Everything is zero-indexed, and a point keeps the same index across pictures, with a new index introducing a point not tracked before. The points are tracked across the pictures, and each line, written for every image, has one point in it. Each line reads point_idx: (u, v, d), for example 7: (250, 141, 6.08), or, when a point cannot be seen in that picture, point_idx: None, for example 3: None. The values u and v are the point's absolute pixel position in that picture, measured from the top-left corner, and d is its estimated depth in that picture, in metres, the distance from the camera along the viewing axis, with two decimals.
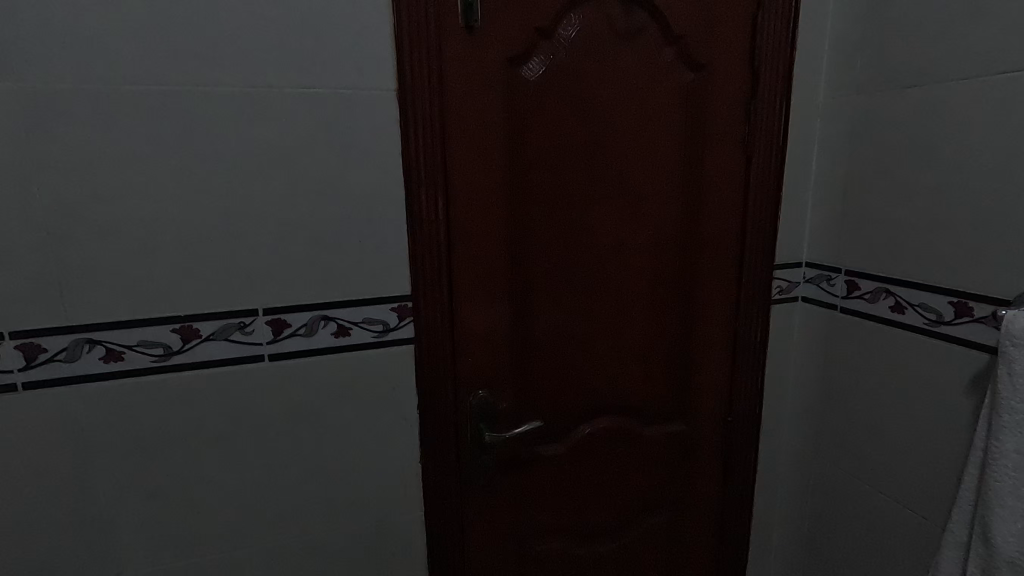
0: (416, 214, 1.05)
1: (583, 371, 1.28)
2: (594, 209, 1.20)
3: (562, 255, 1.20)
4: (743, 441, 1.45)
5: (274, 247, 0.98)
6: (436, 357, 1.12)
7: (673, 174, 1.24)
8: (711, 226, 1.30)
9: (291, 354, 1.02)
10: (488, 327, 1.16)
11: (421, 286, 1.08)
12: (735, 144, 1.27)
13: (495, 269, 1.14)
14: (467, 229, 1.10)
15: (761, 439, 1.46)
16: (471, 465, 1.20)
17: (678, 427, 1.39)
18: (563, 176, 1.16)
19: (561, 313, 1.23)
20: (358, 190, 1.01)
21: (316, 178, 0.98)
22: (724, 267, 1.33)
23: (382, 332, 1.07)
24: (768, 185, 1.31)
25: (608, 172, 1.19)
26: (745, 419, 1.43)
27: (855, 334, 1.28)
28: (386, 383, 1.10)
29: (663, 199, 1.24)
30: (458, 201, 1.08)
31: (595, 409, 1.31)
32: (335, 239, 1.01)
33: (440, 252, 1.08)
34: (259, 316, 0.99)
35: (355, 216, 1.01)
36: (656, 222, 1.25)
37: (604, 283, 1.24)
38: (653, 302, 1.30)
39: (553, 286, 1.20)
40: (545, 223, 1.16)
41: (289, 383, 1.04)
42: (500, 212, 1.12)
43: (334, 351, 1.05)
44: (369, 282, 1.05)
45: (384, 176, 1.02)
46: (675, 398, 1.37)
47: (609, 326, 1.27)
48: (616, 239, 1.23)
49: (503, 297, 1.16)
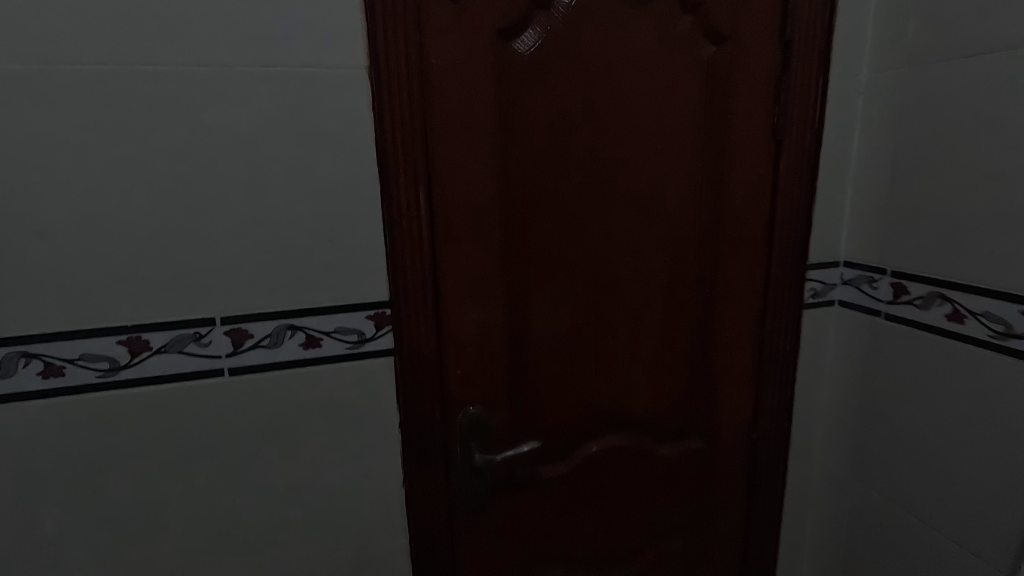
0: (395, 210, 0.93)
1: (590, 384, 1.14)
2: (601, 203, 1.06)
3: (565, 255, 1.06)
4: (770, 459, 1.29)
5: (232, 250, 0.86)
6: (421, 371, 1.00)
7: (691, 162, 1.09)
8: (735, 222, 1.14)
9: (254, 367, 0.91)
10: (480, 338, 1.04)
11: (402, 292, 0.96)
12: (762, 126, 1.11)
13: (487, 273, 1.01)
14: (454, 227, 0.97)
15: (790, 458, 1.31)
16: (462, 488, 1.08)
17: (697, 445, 1.25)
18: (565, 167, 1.02)
19: (564, 321, 1.10)
20: (327, 183, 0.88)
21: (277, 170, 0.86)
22: (750, 266, 1.18)
23: (357, 342, 0.95)
24: (801, 173, 1.15)
25: (616, 161, 1.05)
26: (772, 436, 1.28)
27: (902, 345, 1.11)
28: (363, 399, 0.98)
29: (680, 192, 1.10)
30: (445, 196, 0.95)
31: (603, 426, 1.18)
32: (302, 240, 0.89)
33: (424, 254, 0.96)
34: (216, 326, 0.88)
35: (324, 212, 0.89)
36: (671, 218, 1.11)
37: (613, 287, 1.11)
38: (669, 308, 1.15)
39: (554, 291, 1.07)
40: (544, 219, 1.03)
41: (254, 399, 0.93)
42: (493, 207, 0.99)
43: (303, 365, 0.94)
44: (342, 287, 0.93)
45: (357, 167, 0.90)
46: (693, 412, 1.23)
47: (618, 335, 1.14)
48: (626, 237, 1.09)
49: (497, 303, 1.03)
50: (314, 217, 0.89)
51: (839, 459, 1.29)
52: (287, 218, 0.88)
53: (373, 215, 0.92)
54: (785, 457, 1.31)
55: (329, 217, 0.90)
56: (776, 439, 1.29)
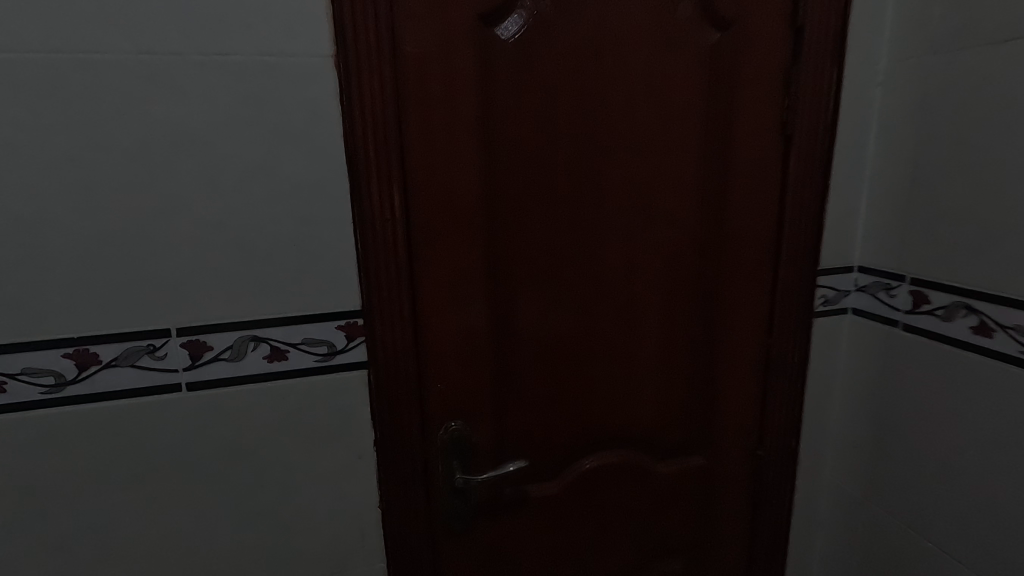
0: (366, 211, 0.86)
1: (581, 398, 1.07)
2: (594, 203, 0.98)
3: (554, 260, 0.99)
4: (776, 477, 1.21)
5: (188, 255, 0.79)
6: (398, 385, 0.93)
7: (692, 159, 1.01)
8: (740, 224, 1.06)
9: (215, 381, 0.85)
10: (462, 349, 0.96)
11: (376, 300, 0.89)
12: (770, 120, 1.02)
13: (469, 280, 0.94)
14: (432, 231, 0.90)
15: (799, 476, 1.23)
16: (444, 509, 1.01)
17: (698, 462, 1.17)
18: (554, 164, 0.94)
19: (555, 331, 1.02)
20: (291, 183, 0.81)
21: (236, 168, 0.79)
22: (755, 272, 1.09)
23: (326, 354, 0.89)
24: (812, 171, 1.06)
25: (610, 157, 0.97)
26: (778, 453, 1.20)
27: (920, 358, 1.03)
28: (334, 415, 0.91)
29: (680, 191, 1.02)
30: (421, 196, 0.88)
31: (597, 442, 1.10)
32: (265, 244, 0.82)
33: (398, 258, 0.89)
34: (172, 338, 0.81)
35: (288, 214, 0.82)
36: (670, 219, 1.02)
37: (607, 294, 1.03)
38: (668, 316, 1.07)
39: (543, 298, 1.00)
40: (531, 220, 0.96)
41: (215, 416, 0.86)
42: (476, 208, 0.92)
43: (268, 379, 0.87)
44: (309, 296, 0.86)
45: (324, 165, 0.82)
46: (694, 427, 1.15)
47: (613, 346, 1.06)
48: (621, 239, 1.01)
49: (481, 311, 0.96)
50: (278, 220, 0.82)
51: (852, 477, 1.20)
52: (247, 221, 0.81)
53: (342, 217, 0.85)
54: (794, 475, 1.22)
55: (294, 219, 0.83)
56: (784, 456, 1.20)
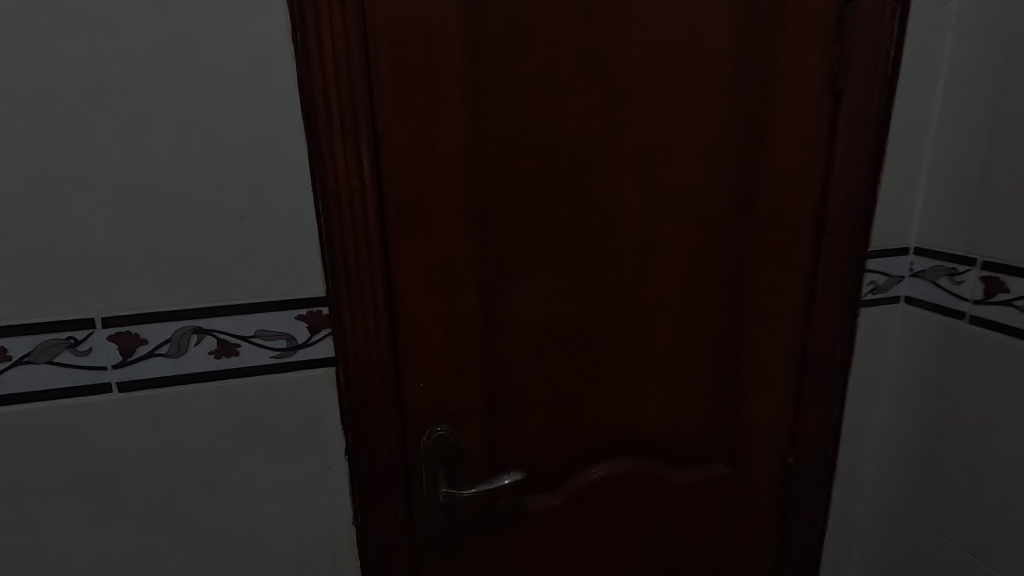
0: (329, 178, 0.72)
1: (587, 399, 0.93)
2: (603, 170, 0.83)
3: (557, 239, 0.84)
4: (810, 488, 1.07)
5: (112, 230, 0.66)
6: (371, 385, 0.80)
7: (720, 119, 0.85)
8: (777, 197, 0.90)
9: (152, 381, 0.72)
10: (448, 342, 0.83)
11: (343, 285, 0.75)
12: (818, 70, 0.86)
13: (456, 261, 0.80)
14: (409, 203, 0.76)
15: (835, 487, 1.08)
16: (428, 524, 0.89)
17: (721, 472, 1.03)
18: (555, 123, 0.80)
19: (557, 322, 0.87)
20: (236, 144, 0.68)
21: (167, 124, 0.65)
22: (792, 255, 0.94)
23: (285, 350, 0.75)
24: (865, 133, 0.89)
25: (622, 116, 0.82)
26: (813, 461, 1.05)
27: (988, 355, 0.87)
28: (297, 420, 0.78)
29: (705, 157, 0.86)
30: (396, 161, 0.74)
31: (606, 448, 0.96)
32: (205, 217, 0.69)
33: (369, 236, 0.75)
34: (97, 330, 0.68)
35: (233, 181, 0.69)
36: (693, 190, 0.87)
37: (618, 279, 0.88)
38: (690, 304, 0.92)
39: (544, 285, 0.85)
40: (530, 190, 0.81)
41: (155, 421, 0.73)
42: (462, 175, 0.77)
43: (217, 378, 0.74)
44: (263, 280, 0.72)
45: (275, 123, 0.68)
46: (717, 432, 1.01)
47: (625, 339, 0.91)
48: (634, 214, 0.86)
49: (469, 298, 0.82)
50: (221, 189, 0.68)
51: (898, 490, 1.05)
52: (184, 191, 0.67)
53: (300, 185, 0.71)
54: (829, 486, 1.07)
55: (241, 188, 0.69)
56: (818, 464, 1.06)
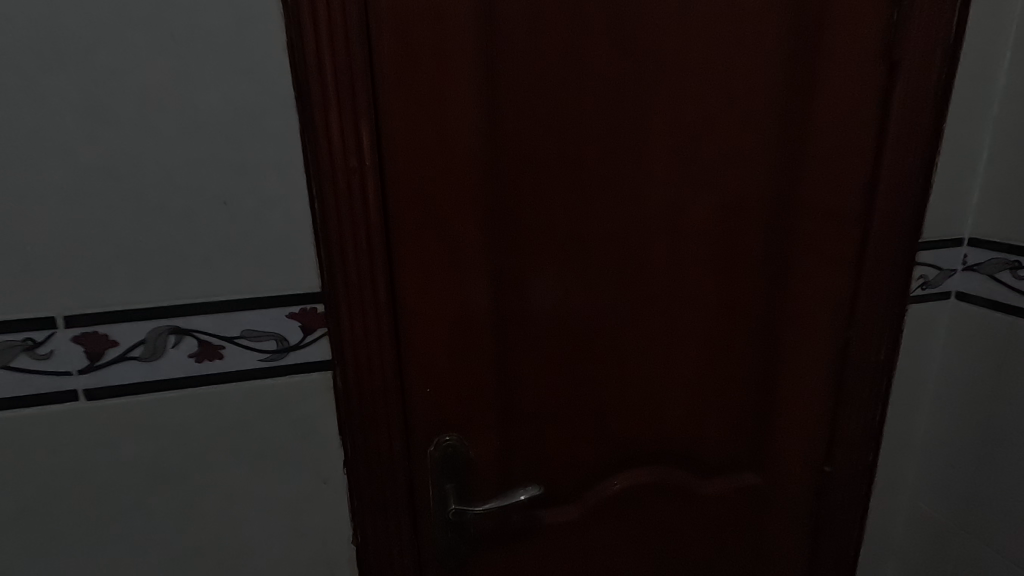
0: (324, 158, 0.63)
1: (609, 404, 0.85)
2: (629, 152, 0.75)
3: (578, 228, 0.76)
4: (846, 499, 0.99)
5: (74, 215, 0.58)
6: (372, 391, 0.72)
7: (761, 94, 0.76)
8: (821, 182, 0.82)
9: (124, 388, 0.64)
10: (457, 342, 0.75)
11: (341, 280, 0.67)
12: (870, 40, 0.77)
13: (465, 253, 0.72)
14: (414, 187, 0.68)
15: (873, 497, 1.00)
16: (435, 541, 0.81)
17: (752, 482, 0.94)
18: (578, 99, 0.71)
19: (578, 320, 0.79)
20: (215, 117, 0.59)
21: (136, 93, 0.56)
22: (835, 247, 0.85)
23: (274, 353, 0.67)
24: (922, 110, 0.80)
25: (651, 91, 0.73)
26: (850, 470, 0.97)
27: None
28: (290, 431, 0.70)
29: (743, 138, 0.77)
30: (399, 140, 0.66)
31: (629, 457, 0.88)
32: (182, 202, 0.60)
33: (370, 224, 0.67)
34: (59, 330, 0.60)
35: (213, 160, 0.60)
36: (729, 175, 0.78)
37: (645, 273, 0.80)
38: (723, 301, 0.84)
39: (564, 279, 0.77)
40: (548, 174, 0.73)
41: (129, 432, 0.65)
42: (474, 156, 0.69)
43: (198, 384, 0.66)
44: (248, 274, 0.64)
45: (261, 92, 0.60)
46: (749, 439, 0.92)
47: (652, 339, 0.83)
48: (664, 201, 0.78)
49: (481, 294, 0.74)
50: (199, 169, 0.60)
51: (945, 502, 0.96)
52: (156, 171, 0.59)
53: (289, 166, 0.62)
54: (866, 497, 0.99)
55: (222, 168, 0.60)
56: (857, 474, 0.98)
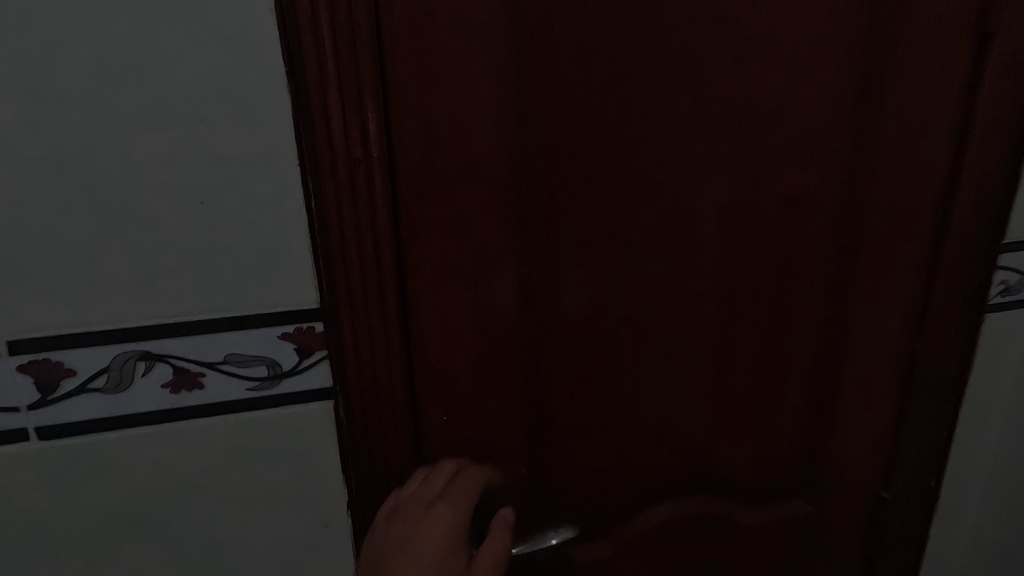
0: (321, 148, 0.52)
1: (649, 428, 0.75)
2: (681, 142, 0.64)
3: (618, 228, 0.65)
4: (906, 529, 0.88)
5: (20, 218, 0.48)
6: (380, 422, 0.61)
7: (831, 73, 0.66)
8: (895, 175, 0.71)
9: (84, 425, 0.54)
10: (480, 362, 0.65)
11: (345, 293, 0.56)
12: (960, 9, 0.66)
13: (490, 261, 0.62)
14: (431, 184, 0.58)
15: (933, 525, 0.90)
16: None
17: (802, 511, 0.85)
18: (623, 79, 0.61)
19: (617, 335, 0.69)
20: (187, 98, 0.48)
21: (89, 68, 0.46)
22: (907, 249, 0.75)
23: (264, 380, 0.57)
24: (1015, 92, 0.70)
25: (708, 69, 0.62)
26: (912, 498, 0.87)
27: None
28: (283, 470, 0.60)
29: (810, 125, 0.67)
30: (413, 126, 0.56)
31: (669, 485, 0.79)
32: (148, 202, 0.50)
33: (377, 228, 0.56)
34: (3, 359, 0.50)
35: (185, 151, 0.49)
36: (792, 168, 0.68)
37: (695, 281, 0.70)
38: (779, 312, 0.74)
39: (602, 289, 0.67)
40: (587, 168, 0.63)
41: (92, 476, 0.55)
42: (501, 146, 0.59)
43: (174, 419, 0.55)
44: (231, 288, 0.53)
45: (242, 65, 0.49)
46: (800, 464, 0.83)
47: (700, 355, 0.73)
48: (717, 199, 0.67)
49: (507, 306, 0.64)
50: (169, 162, 0.49)
51: None
52: (117, 164, 0.48)
53: (279, 157, 0.51)
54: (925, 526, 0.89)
55: (197, 160, 0.50)
56: (919, 502, 0.87)
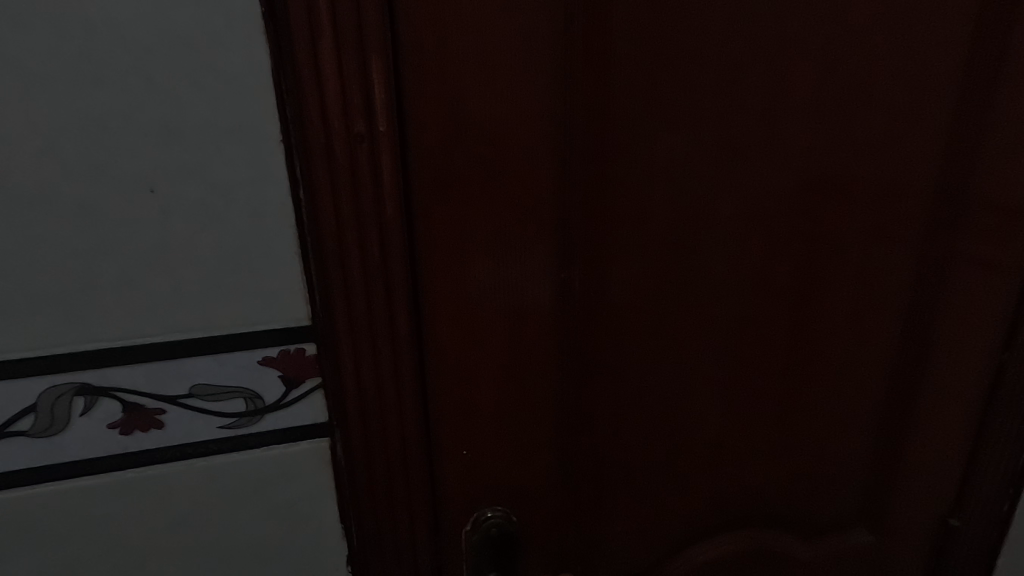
0: (312, 119, 0.40)
1: (701, 455, 0.64)
2: (762, 117, 0.52)
3: (678, 223, 0.54)
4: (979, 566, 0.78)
5: None
6: (386, 463, 0.50)
7: (940, 34, 0.54)
8: (1006, 161, 0.59)
9: (13, 474, 0.43)
10: (511, 384, 0.54)
11: (342, 310, 0.44)
12: None
13: (526, 264, 0.50)
14: (455, 168, 0.46)
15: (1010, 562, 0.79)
16: None
17: (860, 542, 0.75)
18: (695, 36, 0.48)
19: (671, 350, 0.58)
20: (126, 53, 0.36)
21: None
22: (1008, 251, 0.63)
23: (240, 417, 0.46)
24: None
25: (799, 26, 0.50)
26: (990, 534, 0.76)
27: None
28: (269, 523, 0.49)
29: (910, 99, 0.55)
30: (433, 94, 0.44)
31: (717, 519, 0.68)
32: (79, 193, 0.38)
33: (384, 225, 0.44)
34: None
35: (125, 125, 0.37)
36: (884, 151, 0.57)
37: (767, 287, 0.59)
38: (858, 321, 0.63)
39: (659, 296, 0.56)
40: (649, 149, 0.51)
41: (28, 538, 0.45)
42: (539, 123, 0.47)
43: (127, 463, 0.45)
44: (197, 305, 0.42)
45: (202, 7, 0.36)
46: (861, 492, 0.73)
47: (766, 372, 0.63)
48: (799, 189, 0.56)
49: (543, 319, 0.53)
50: (105, 136, 0.37)
51: None
52: (32, 139, 0.36)
53: (253, 135, 0.39)
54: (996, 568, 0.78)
55: (143, 134, 0.37)
56: (994, 541, 0.76)
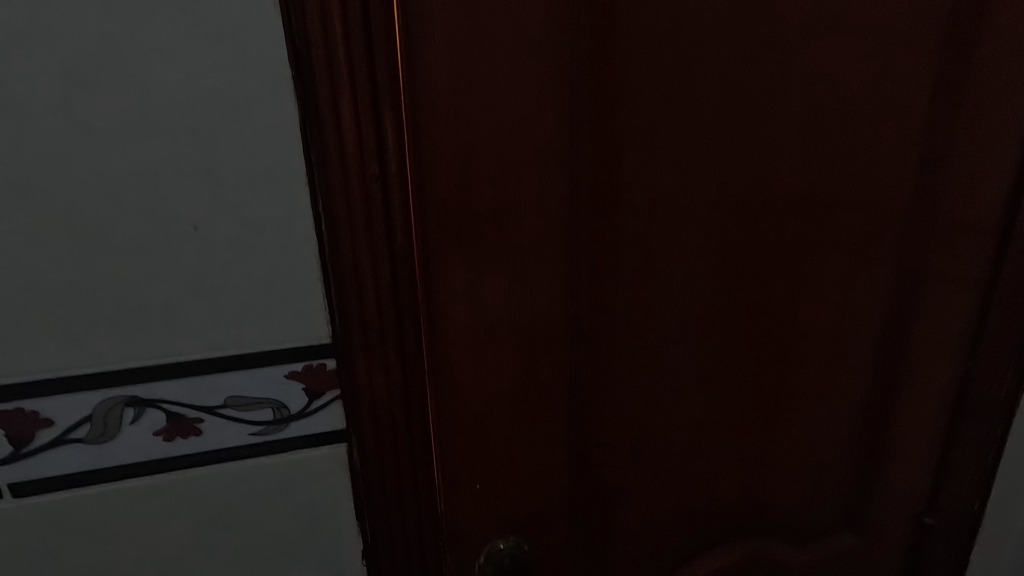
0: (334, 163, 0.45)
1: (692, 458, 0.69)
2: (749, 148, 0.57)
3: (670, 245, 0.59)
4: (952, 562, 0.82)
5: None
6: (397, 467, 0.55)
7: (900, 79, 0.59)
8: (960, 190, 0.65)
9: (69, 476, 0.48)
10: (513, 394, 0.59)
11: (358, 329, 0.50)
12: None
13: (525, 284, 0.56)
14: (460, 202, 0.51)
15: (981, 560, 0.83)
16: None
17: (841, 540, 0.80)
18: (678, 83, 0.54)
19: (664, 360, 0.63)
20: (176, 112, 0.41)
21: (64, 78, 0.39)
22: (967, 268, 0.69)
23: (267, 425, 0.51)
24: None
25: (772, 69, 0.56)
26: (961, 532, 0.80)
27: None
28: (293, 520, 0.55)
29: (875, 134, 0.61)
30: (440, 137, 0.49)
31: (706, 519, 0.73)
32: (132, 230, 0.43)
33: (396, 253, 0.50)
34: None
35: (173, 172, 0.43)
36: (856, 177, 0.62)
37: (754, 301, 0.64)
38: (836, 332, 0.68)
39: (651, 311, 0.61)
40: (638, 180, 0.56)
41: (81, 534, 0.50)
42: (537, 162, 0.52)
43: (169, 466, 0.50)
44: (232, 326, 0.47)
45: (242, 73, 0.42)
46: (842, 493, 0.78)
47: (754, 379, 0.67)
48: (782, 212, 0.61)
49: (540, 334, 0.58)
50: (156, 182, 0.43)
51: None
52: (95, 185, 0.42)
53: (283, 179, 0.45)
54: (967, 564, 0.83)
55: (188, 179, 0.43)
56: (964, 538, 0.81)
